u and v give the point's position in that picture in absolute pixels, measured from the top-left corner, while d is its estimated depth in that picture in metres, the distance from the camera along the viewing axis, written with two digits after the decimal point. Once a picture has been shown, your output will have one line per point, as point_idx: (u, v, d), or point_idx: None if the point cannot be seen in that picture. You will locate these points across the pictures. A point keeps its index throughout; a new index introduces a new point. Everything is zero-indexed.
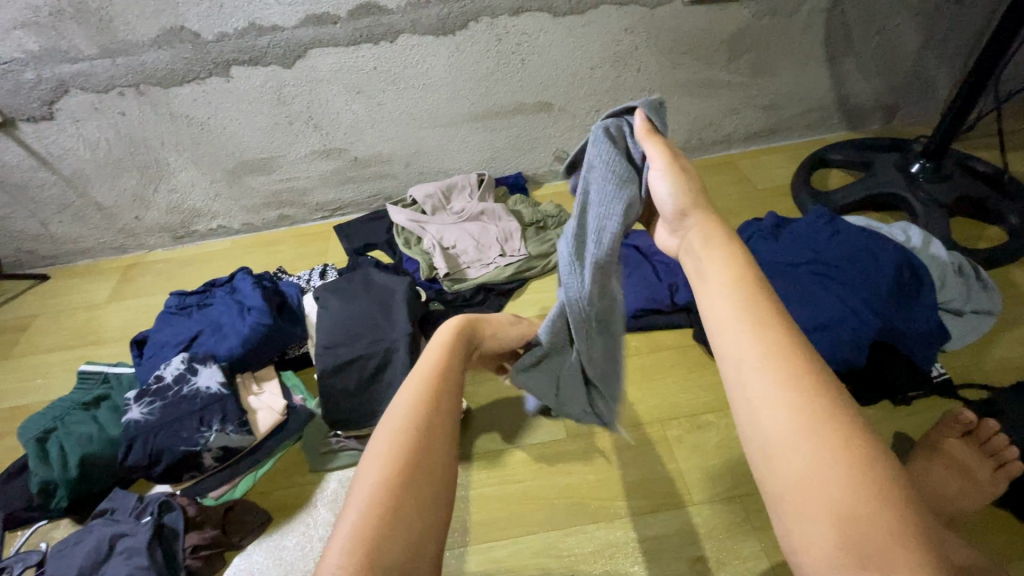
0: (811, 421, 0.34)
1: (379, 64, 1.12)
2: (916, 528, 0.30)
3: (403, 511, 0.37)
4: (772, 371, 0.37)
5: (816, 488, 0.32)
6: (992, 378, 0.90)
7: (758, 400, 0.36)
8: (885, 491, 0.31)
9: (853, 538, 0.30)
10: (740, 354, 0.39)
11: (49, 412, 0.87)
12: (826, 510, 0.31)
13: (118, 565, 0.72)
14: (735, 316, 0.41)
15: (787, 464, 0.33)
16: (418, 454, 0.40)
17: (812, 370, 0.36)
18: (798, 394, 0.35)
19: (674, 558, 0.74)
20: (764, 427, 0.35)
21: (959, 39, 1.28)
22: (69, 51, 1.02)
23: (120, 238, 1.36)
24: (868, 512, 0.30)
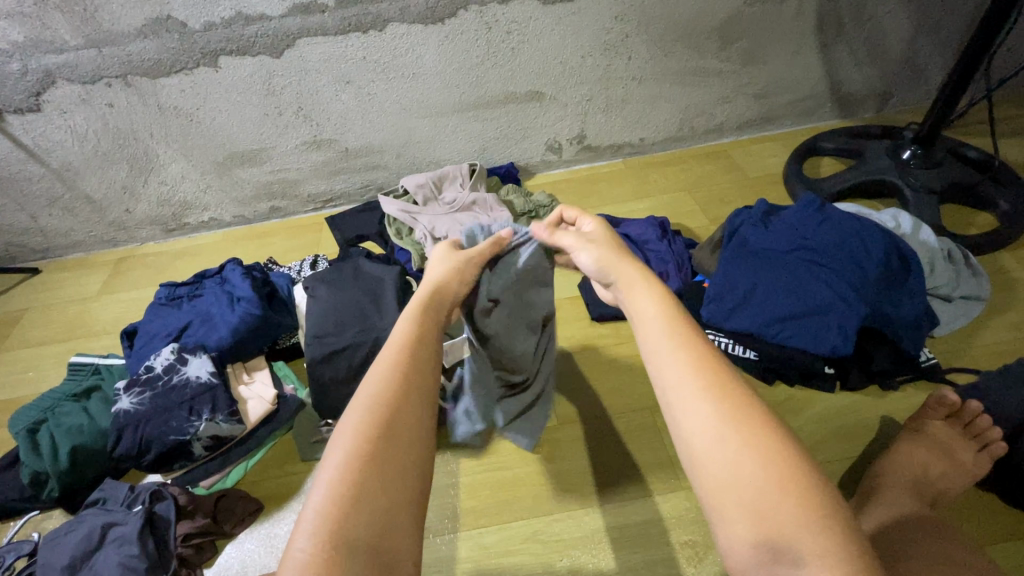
0: (728, 423, 0.39)
1: (368, 54, 1.12)
2: (816, 520, 0.34)
3: (382, 476, 0.38)
4: (695, 381, 0.42)
5: (738, 483, 0.37)
6: (979, 362, 0.91)
7: (686, 406, 0.41)
8: (795, 490, 0.35)
9: (769, 524, 0.35)
10: (667, 370, 0.44)
11: (38, 404, 0.87)
12: (743, 507, 0.36)
13: (110, 554, 0.72)
14: (661, 333, 0.47)
15: (712, 467, 0.38)
16: (399, 424, 0.41)
17: (728, 381, 0.42)
18: (720, 402, 0.40)
19: (661, 542, 0.75)
20: (690, 432, 0.40)
21: (952, 26, 1.28)
22: (54, 41, 1.01)
23: (111, 231, 1.36)
24: (776, 502, 0.35)
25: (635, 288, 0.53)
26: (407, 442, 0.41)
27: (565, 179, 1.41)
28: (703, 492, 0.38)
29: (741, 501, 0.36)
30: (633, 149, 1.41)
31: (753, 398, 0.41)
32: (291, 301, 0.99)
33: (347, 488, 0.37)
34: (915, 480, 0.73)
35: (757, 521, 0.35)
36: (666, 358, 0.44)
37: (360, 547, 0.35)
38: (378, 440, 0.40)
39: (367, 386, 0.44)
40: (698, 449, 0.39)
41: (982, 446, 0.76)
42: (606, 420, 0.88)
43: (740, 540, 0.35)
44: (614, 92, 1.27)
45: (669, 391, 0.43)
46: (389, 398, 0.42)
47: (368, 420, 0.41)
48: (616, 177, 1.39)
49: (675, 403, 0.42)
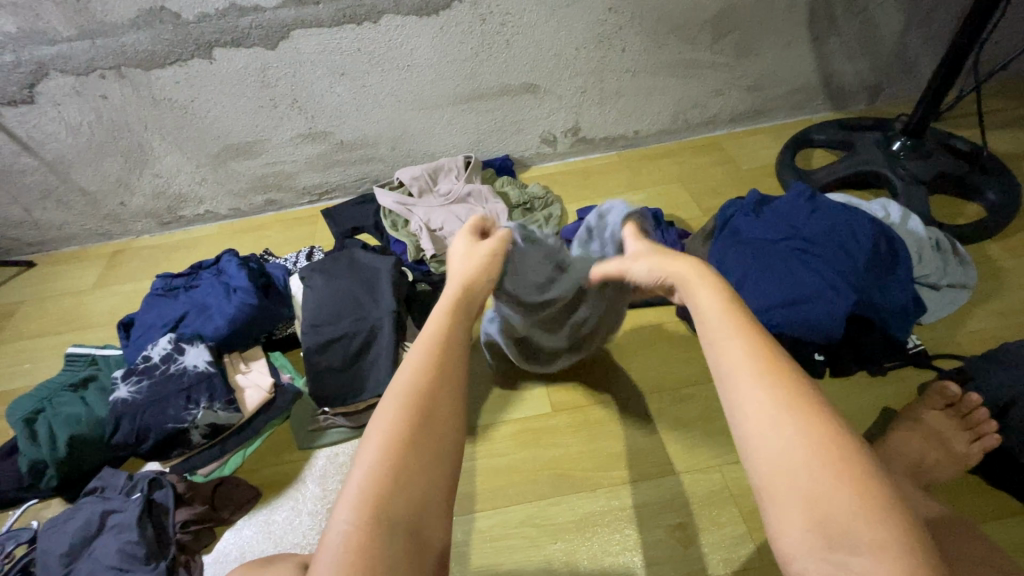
0: (787, 415, 0.39)
1: (363, 45, 1.12)
2: (872, 507, 0.35)
3: (417, 459, 0.41)
4: (754, 374, 0.42)
5: (790, 473, 0.37)
6: (965, 348, 0.92)
7: (744, 390, 0.42)
8: (852, 479, 0.36)
9: (824, 517, 0.35)
10: (730, 364, 0.44)
11: (35, 394, 0.87)
12: (796, 493, 0.37)
13: (109, 540, 0.72)
14: (722, 325, 0.47)
15: (769, 458, 0.38)
16: (432, 412, 0.44)
17: (788, 375, 0.42)
18: (776, 388, 0.41)
19: (654, 525, 0.76)
20: (744, 418, 0.41)
21: (942, 19, 1.29)
22: (46, 32, 1.01)
23: (105, 224, 1.36)
24: (835, 498, 0.35)
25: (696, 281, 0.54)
26: (438, 429, 0.43)
27: (560, 172, 1.41)
28: (758, 480, 0.39)
29: (796, 488, 0.37)
30: (626, 141, 1.42)
31: (814, 392, 0.41)
32: (287, 292, 1.00)
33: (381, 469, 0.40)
34: (906, 465, 0.75)
35: (813, 509, 0.36)
36: (728, 349, 0.45)
37: (396, 527, 0.38)
38: (410, 425, 0.42)
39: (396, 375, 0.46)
40: (753, 436, 0.40)
41: (976, 436, 0.77)
42: (600, 407, 0.90)
43: (794, 530, 0.36)
44: (608, 85, 1.28)
45: (726, 378, 0.43)
46: (417, 382, 0.45)
47: (402, 404, 0.43)
48: (611, 170, 1.40)
49: (733, 387, 0.43)
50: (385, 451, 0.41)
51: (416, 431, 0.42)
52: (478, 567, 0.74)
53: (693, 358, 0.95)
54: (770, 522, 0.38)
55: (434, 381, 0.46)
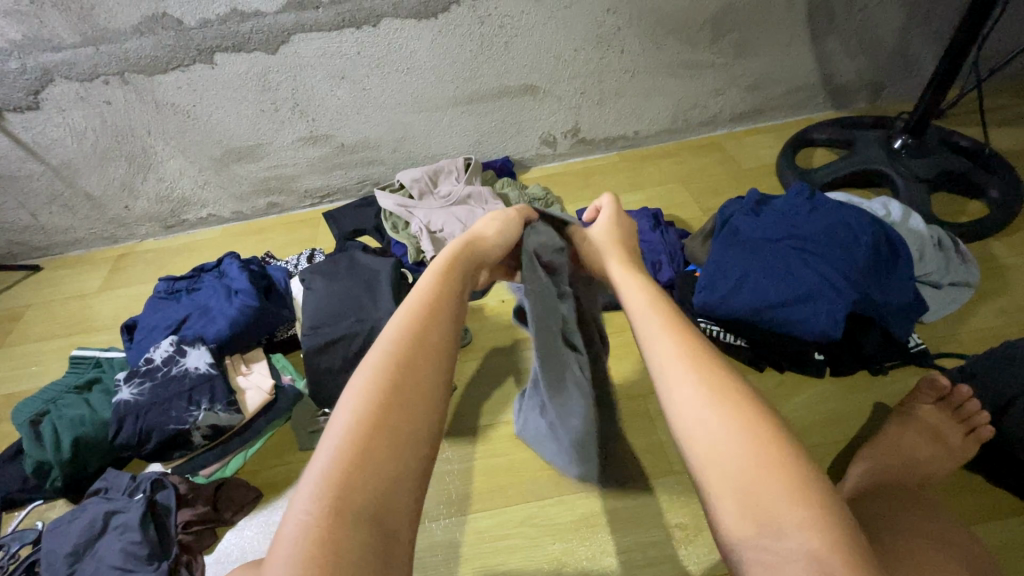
0: (718, 402, 0.41)
1: (362, 49, 1.13)
2: (801, 492, 0.35)
3: (384, 443, 0.40)
4: (691, 368, 0.44)
5: (724, 458, 0.38)
6: (967, 347, 0.92)
7: (680, 383, 0.43)
8: (784, 466, 0.37)
9: (758, 501, 0.36)
10: (667, 359, 0.45)
11: (41, 397, 0.88)
12: (730, 481, 0.37)
13: (112, 540, 0.73)
14: (661, 324, 0.49)
15: (707, 447, 0.39)
16: (402, 394, 0.42)
17: (721, 367, 0.44)
18: (711, 382, 0.42)
19: (653, 525, 0.76)
20: (680, 411, 0.42)
21: (944, 16, 1.28)
22: (51, 39, 1.02)
23: (110, 228, 1.37)
24: (771, 481, 0.36)
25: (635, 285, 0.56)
26: (412, 412, 0.42)
27: (560, 173, 1.42)
28: (696, 467, 0.40)
29: (730, 475, 0.37)
30: (626, 141, 1.42)
31: (746, 387, 0.43)
32: (288, 294, 1.01)
33: (349, 454, 0.38)
34: (903, 462, 0.74)
35: (745, 493, 0.36)
36: (660, 343, 0.47)
37: (359, 515, 0.36)
38: (380, 410, 0.41)
39: (368, 356, 0.45)
40: (691, 428, 0.41)
41: (970, 429, 0.77)
42: None
43: (729, 516, 0.36)
44: (608, 85, 1.28)
45: (663, 374, 0.45)
46: (389, 364, 0.44)
47: (371, 386, 0.42)
48: (611, 170, 1.40)
49: (670, 381, 0.44)
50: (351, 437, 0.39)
51: (381, 418, 0.41)
52: (477, 567, 0.74)
53: None
54: (710, 509, 0.38)
55: (409, 366, 0.44)
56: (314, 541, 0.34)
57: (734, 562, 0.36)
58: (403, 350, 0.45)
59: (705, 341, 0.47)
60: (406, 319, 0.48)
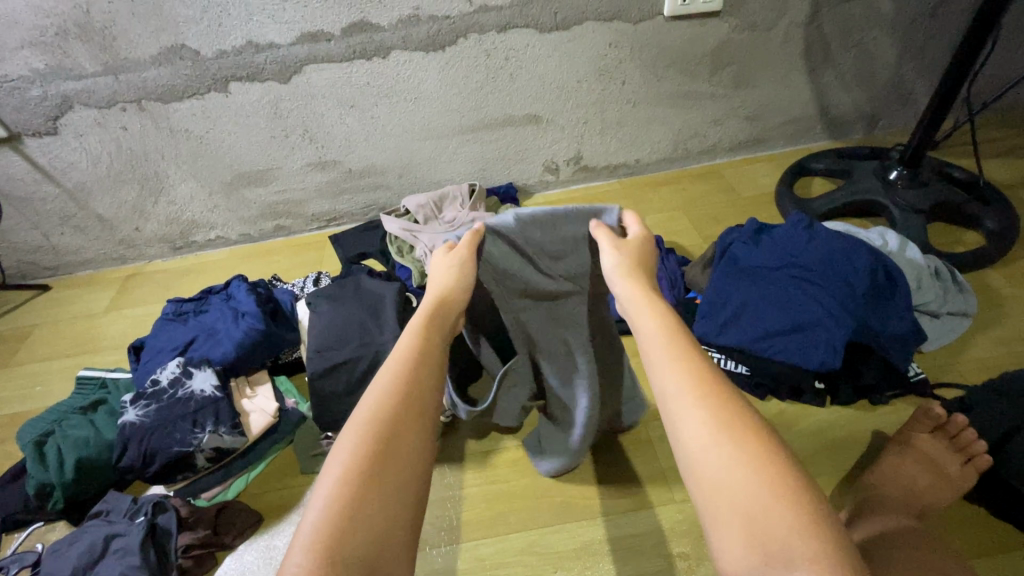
0: (722, 432, 0.41)
1: (372, 79, 1.16)
2: (808, 524, 0.35)
3: (379, 490, 0.40)
4: (696, 398, 0.43)
5: (728, 490, 0.38)
6: (967, 377, 0.92)
7: (685, 413, 0.43)
8: (788, 497, 0.37)
9: (761, 535, 0.36)
10: (674, 387, 0.45)
11: (47, 417, 0.89)
12: (735, 511, 0.37)
13: (111, 564, 0.73)
14: (667, 350, 0.48)
15: (712, 480, 0.39)
16: (397, 441, 0.43)
17: (724, 394, 0.44)
18: (714, 410, 0.42)
19: (654, 555, 0.75)
20: (687, 441, 0.42)
21: (936, 52, 1.32)
22: (73, 68, 1.06)
23: (120, 249, 1.40)
24: (773, 514, 0.36)
25: (640, 305, 0.55)
26: (405, 457, 0.43)
27: (563, 199, 1.44)
28: (700, 500, 0.40)
29: (734, 506, 0.37)
30: (628, 169, 1.45)
31: (751, 414, 0.43)
32: (294, 317, 1.02)
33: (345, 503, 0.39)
34: (900, 489, 0.75)
35: (750, 525, 0.36)
36: (665, 369, 0.46)
37: (354, 564, 0.36)
38: (376, 460, 0.41)
39: (361, 406, 0.45)
40: (698, 457, 0.41)
41: (968, 458, 0.77)
42: (601, 434, 0.90)
43: (734, 547, 0.36)
44: (610, 115, 1.32)
45: (665, 401, 0.45)
46: (381, 414, 0.44)
47: (366, 432, 0.43)
48: (613, 197, 1.42)
49: (674, 409, 0.44)
50: (344, 487, 0.39)
51: (374, 465, 0.41)
52: None
53: None
54: (714, 542, 0.38)
55: (401, 414, 0.45)
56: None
57: None
58: (396, 397, 0.46)
59: (709, 365, 0.46)
60: (396, 368, 0.49)
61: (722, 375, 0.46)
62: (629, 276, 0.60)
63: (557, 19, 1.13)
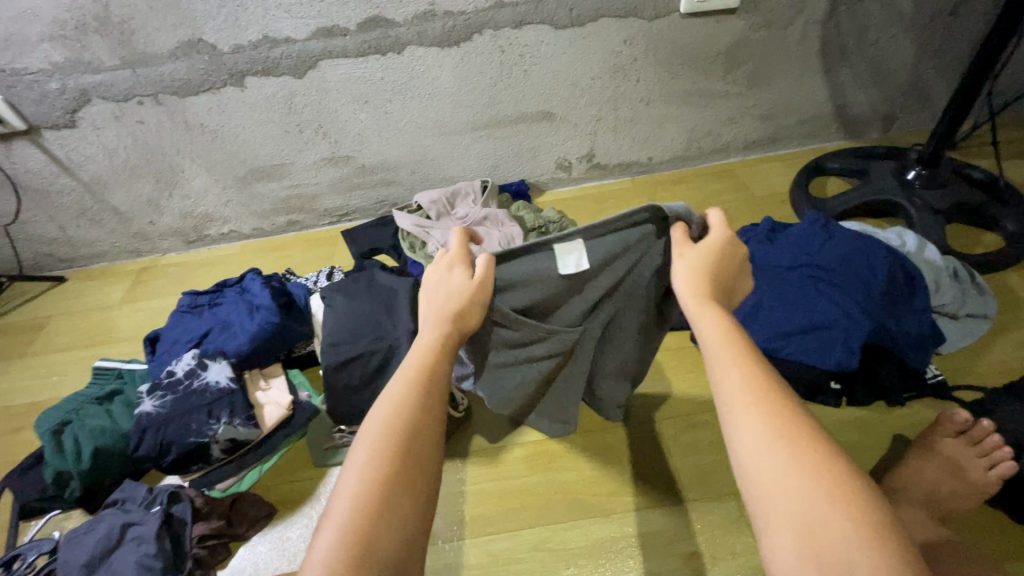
0: (782, 440, 0.40)
1: (387, 75, 1.16)
2: (870, 537, 0.34)
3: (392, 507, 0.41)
4: (758, 406, 0.42)
5: (786, 499, 0.37)
6: (985, 380, 0.91)
7: (741, 418, 0.42)
8: (848, 507, 0.36)
9: (818, 546, 0.35)
10: (733, 394, 0.43)
11: (64, 406, 0.90)
12: (790, 520, 0.37)
13: (127, 552, 0.74)
14: (726, 352, 0.46)
15: (767, 489, 0.38)
16: (411, 450, 0.45)
17: (785, 401, 0.42)
18: (774, 415, 0.41)
19: (668, 553, 0.75)
20: (745, 448, 0.41)
21: (956, 51, 1.30)
22: (92, 62, 1.07)
23: (134, 242, 1.41)
24: (832, 524, 0.35)
25: (691, 307, 0.51)
26: (418, 463, 0.45)
27: (575, 197, 1.44)
28: (755, 508, 0.39)
29: (790, 515, 0.37)
30: (640, 167, 1.44)
31: (813, 422, 0.41)
32: (308, 310, 1.02)
33: (365, 511, 0.40)
34: (921, 494, 0.74)
35: (807, 533, 0.36)
36: (726, 371, 0.45)
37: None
38: (390, 469, 0.43)
39: (383, 401, 0.48)
40: (755, 464, 0.40)
41: (991, 464, 0.76)
42: (614, 432, 0.89)
43: (789, 558, 0.36)
44: (623, 112, 1.31)
45: (723, 406, 0.44)
46: (389, 423, 0.45)
47: (376, 449, 0.44)
48: (624, 195, 1.42)
49: (731, 413, 0.43)
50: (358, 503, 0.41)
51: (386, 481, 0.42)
52: None
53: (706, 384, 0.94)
54: (767, 549, 0.38)
55: (410, 422, 0.46)
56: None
57: None
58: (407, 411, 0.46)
59: (770, 369, 0.45)
60: (406, 379, 0.49)
61: (780, 379, 0.44)
62: (700, 271, 0.53)
63: (573, 15, 1.12)
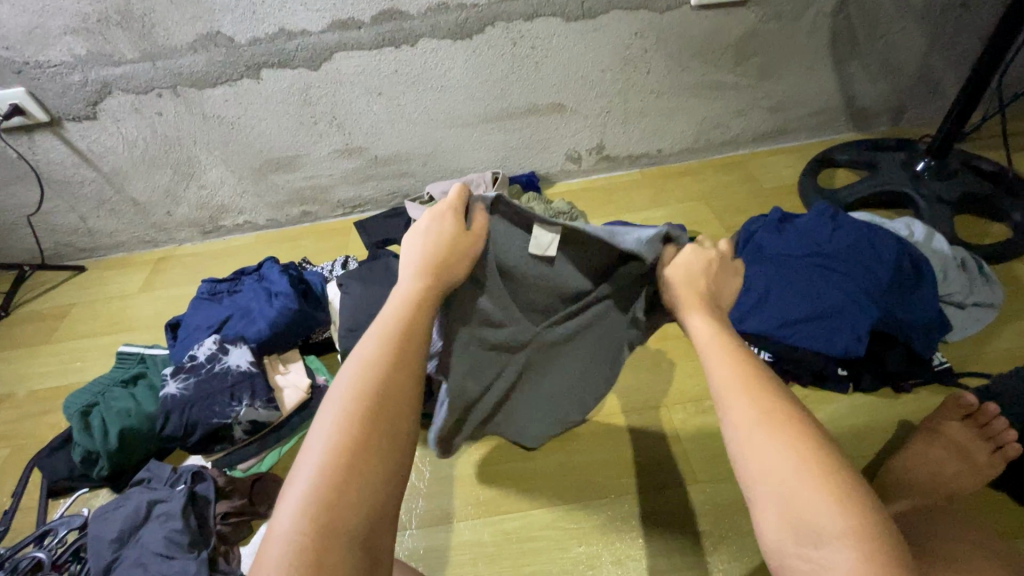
0: (771, 421, 0.42)
1: (400, 67, 1.18)
2: (846, 508, 0.37)
3: (364, 470, 0.42)
4: (749, 394, 0.44)
5: (769, 473, 0.39)
6: (991, 367, 0.92)
7: (733, 403, 0.44)
8: (828, 481, 0.38)
9: (796, 516, 0.37)
10: (726, 382, 0.46)
11: (90, 389, 0.93)
12: (772, 492, 0.39)
13: (155, 528, 0.76)
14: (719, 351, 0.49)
15: (752, 465, 0.41)
16: (386, 414, 0.44)
17: (774, 389, 0.44)
18: (763, 401, 0.43)
19: (678, 533, 0.77)
20: (733, 429, 0.43)
21: (966, 42, 1.30)
22: (113, 55, 1.09)
23: (152, 232, 1.44)
24: (812, 497, 0.37)
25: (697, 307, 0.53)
26: (391, 428, 0.44)
27: (584, 188, 1.46)
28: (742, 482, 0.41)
29: (773, 487, 0.39)
30: (650, 159, 1.46)
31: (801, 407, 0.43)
32: (324, 298, 1.05)
33: (333, 474, 0.40)
34: (929, 476, 0.76)
35: (787, 504, 0.38)
36: (716, 364, 0.48)
37: (347, 536, 0.39)
38: (360, 432, 0.43)
39: (361, 362, 0.47)
40: (742, 440, 0.42)
41: (997, 447, 0.77)
42: (625, 416, 0.91)
43: (771, 524, 0.38)
44: (633, 105, 1.32)
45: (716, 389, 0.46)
46: (363, 385, 0.45)
47: (351, 412, 0.44)
48: (633, 187, 1.43)
49: (725, 398, 0.45)
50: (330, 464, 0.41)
51: (359, 444, 0.42)
52: (503, 568, 0.76)
53: None
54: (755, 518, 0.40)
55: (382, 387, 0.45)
56: (305, 564, 0.37)
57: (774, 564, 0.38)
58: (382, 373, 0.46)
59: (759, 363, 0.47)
60: (379, 344, 0.48)
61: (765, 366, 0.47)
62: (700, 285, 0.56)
63: (584, 8, 1.13)
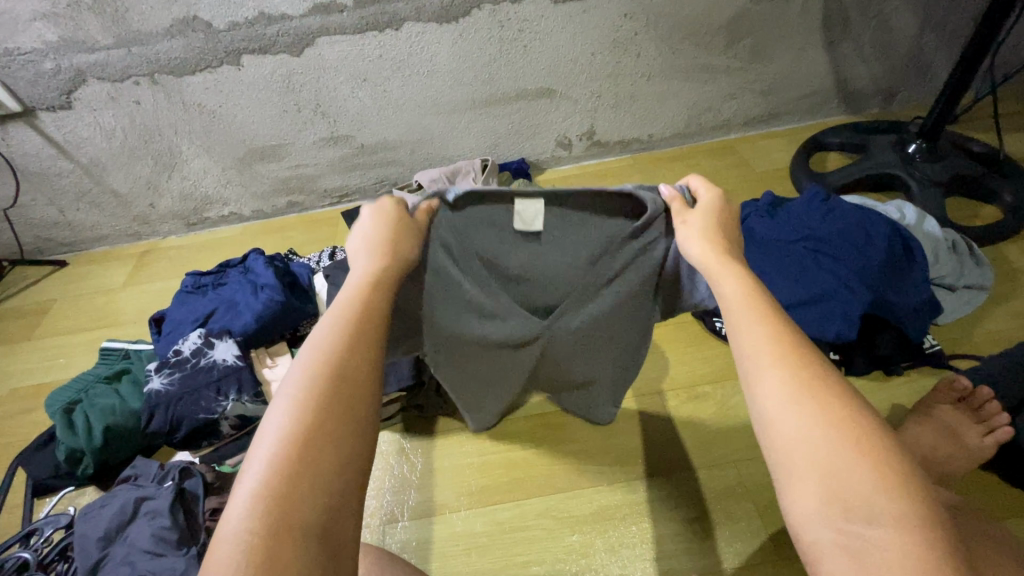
0: (806, 390, 0.37)
1: (385, 52, 1.15)
2: (894, 482, 0.33)
3: (322, 464, 0.37)
4: (778, 361, 0.39)
5: (810, 446, 0.35)
6: (981, 349, 0.92)
7: (760, 370, 0.39)
8: (871, 450, 0.34)
9: (840, 490, 0.33)
10: (752, 345, 0.40)
11: (73, 386, 0.91)
12: (812, 466, 0.35)
13: (141, 526, 0.75)
14: (741, 310, 0.43)
15: (788, 439, 0.36)
16: (346, 401, 0.40)
17: (806, 354, 0.39)
18: (798, 368, 0.39)
19: (671, 519, 0.77)
20: (765, 399, 0.38)
21: (958, 22, 1.29)
22: (86, 41, 1.05)
23: (135, 225, 1.41)
24: (859, 471, 0.34)
25: (712, 265, 0.47)
26: (353, 417, 0.39)
27: (575, 175, 1.44)
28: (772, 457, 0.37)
29: (815, 460, 0.34)
30: (641, 144, 1.44)
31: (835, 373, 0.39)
32: (312, 290, 1.03)
33: (288, 469, 0.36)
34: (921, 458, 0.76)
35: (830, 478, 0.34)
36: (744, 326, 0.42)
37: (305, 539, 0.34)
38: (319, 420, 0.38)
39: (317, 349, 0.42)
40: (773, 412, 0.37)
41: (988, 429, 0.77)
42: None
43: (810, 502, 0.34)
44: (624, 89, 1.30)
45: (740, 357, 0.41)
46: (319, 372, 0.40)
47: (305, 404, 0.39)
48: (625, 173, 1.42)
49: (752, 367, 0.40)
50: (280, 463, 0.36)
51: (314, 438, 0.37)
52: (497, 557, 0.76)
53: (708, 356, 0.96)
54: (783, 496, 0.36)
55: (342, 370, 0.41)
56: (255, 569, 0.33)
57: (805, 546, 0.34)
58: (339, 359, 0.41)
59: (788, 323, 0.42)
60: (338, 324, 0.43)
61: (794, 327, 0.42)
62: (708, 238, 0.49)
63: None
